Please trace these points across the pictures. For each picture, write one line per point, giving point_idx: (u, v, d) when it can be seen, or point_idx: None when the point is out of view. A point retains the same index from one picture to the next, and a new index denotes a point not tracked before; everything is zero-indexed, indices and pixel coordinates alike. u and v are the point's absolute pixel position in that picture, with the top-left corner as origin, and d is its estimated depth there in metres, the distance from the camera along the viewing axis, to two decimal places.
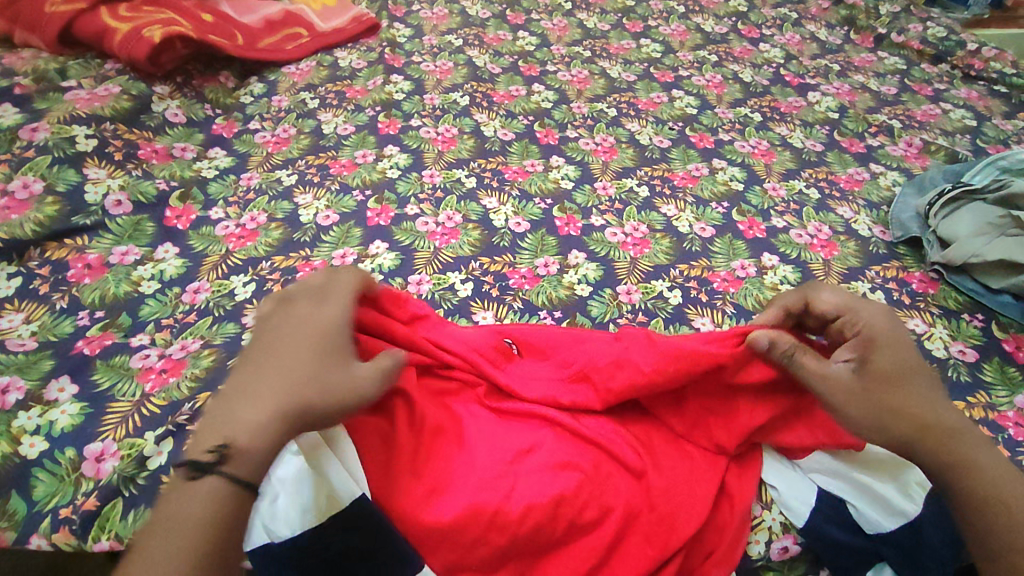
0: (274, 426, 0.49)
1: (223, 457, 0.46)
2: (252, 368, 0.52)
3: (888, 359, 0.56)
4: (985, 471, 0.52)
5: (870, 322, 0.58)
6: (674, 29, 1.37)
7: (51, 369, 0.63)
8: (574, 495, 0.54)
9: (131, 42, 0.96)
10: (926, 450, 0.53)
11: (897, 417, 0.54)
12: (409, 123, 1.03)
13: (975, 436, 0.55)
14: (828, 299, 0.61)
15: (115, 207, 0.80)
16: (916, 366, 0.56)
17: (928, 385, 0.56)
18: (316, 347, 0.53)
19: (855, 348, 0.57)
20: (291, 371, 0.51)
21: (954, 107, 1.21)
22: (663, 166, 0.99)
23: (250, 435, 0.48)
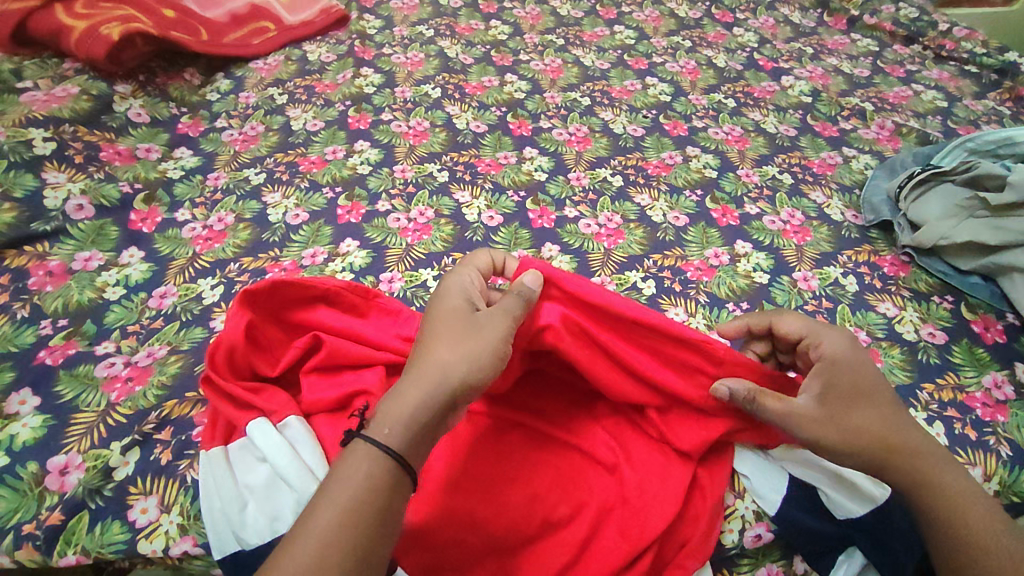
0: (418, 394, 0.48)
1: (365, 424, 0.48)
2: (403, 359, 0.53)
3: (852, 376, 0.56)
4: (948, 491, 0.53)
5: (833, 344, 0.57)
6: (648, 14, 1.36)
7: (13, 381, 0.62)
8: (545, 493, 0.55)
9: (89, 40, 0.93)
10: (893, 468, 0.54)
11: (858, 435, 0.53)
12: (380, 117, 1.01)
13: (937, 454, 0.55)
14: (791, 321, 0.60)
15: (76, 212, 0.78)
16: (877, 378, 0.56)
17: (891, 401, 0.56)
18: (452, 325, 0.52)
19: (823, 368, 0.56)
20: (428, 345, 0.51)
21: (925, 89, 1.22)
22: (637, 156, 0.98)
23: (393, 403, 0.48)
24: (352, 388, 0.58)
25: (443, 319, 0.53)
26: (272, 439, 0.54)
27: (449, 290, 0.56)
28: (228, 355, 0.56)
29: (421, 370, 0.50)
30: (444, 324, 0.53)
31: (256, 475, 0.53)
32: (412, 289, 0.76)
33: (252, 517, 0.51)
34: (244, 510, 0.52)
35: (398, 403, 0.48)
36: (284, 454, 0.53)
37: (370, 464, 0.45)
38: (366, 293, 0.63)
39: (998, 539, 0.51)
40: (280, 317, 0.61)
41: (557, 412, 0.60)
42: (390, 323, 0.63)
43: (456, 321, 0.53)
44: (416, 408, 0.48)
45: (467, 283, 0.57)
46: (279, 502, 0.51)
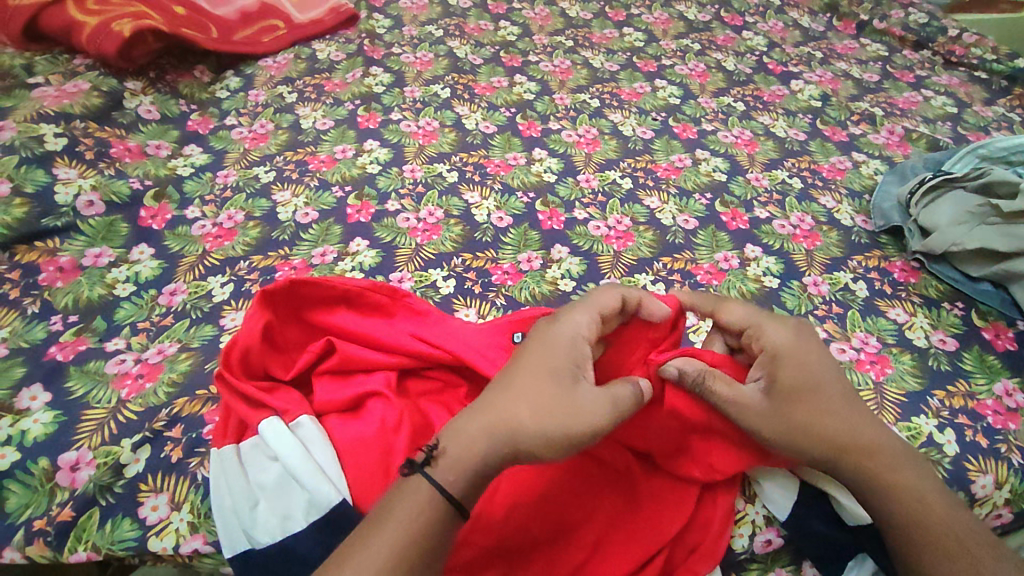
0: (487, 441, 0.49)
1: (430, 459, 0.48)
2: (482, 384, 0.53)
3: (793, 375, 0.55)
4: (894, 485, 0.52)
5: (778, 336, 0.57)
6: (658, 17, 1.36)
7: (23, 377, 0.62)
8: (557, 494, 0.54)
9: (100, 36, 0.93)
10: (841, 468, 0.53)
11: (801, 435, 0.53)
12: (389, 116, 1.01)
13: (895, 451, 0.53)
14: (734, 311, 0.59)
15: (86, 208, 0.78)
16: (824, 373, 0.55)
17: (844, 397, 0.55)
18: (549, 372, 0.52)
19: (764, 365, 0.56)
20: (518, 395, 0.50)
21: (935, 94, 1.22)
22: (646, 158, 0.98)
23: (460, 446, 0.48)
24: (362, 390, 0.58)
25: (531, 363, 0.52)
26: (285, 438, 0.54)
27: (563, 338, 0.54)
28: (243, 353, 0.56)
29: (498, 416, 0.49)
30: (547, 374, 0.51)
31: (268, 474, 0.53)
32: (422, 289, 0.76)
33: (264, 516, 0.51)
34: (256, 508, 0.52)
35: (467, 446, 0.48)
36: (297, 453, 0.53)
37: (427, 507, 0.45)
38: (392, 293, 0.62)
39: (943, 524, 0.50)
40: (303, 317, 0.61)
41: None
42: (412, 324, 0.61)
43: (559, 379, 0.51)
44: (482, 459, 0.48)
45: (582, 333, 0.54)
46: (290, 501, 0.52)
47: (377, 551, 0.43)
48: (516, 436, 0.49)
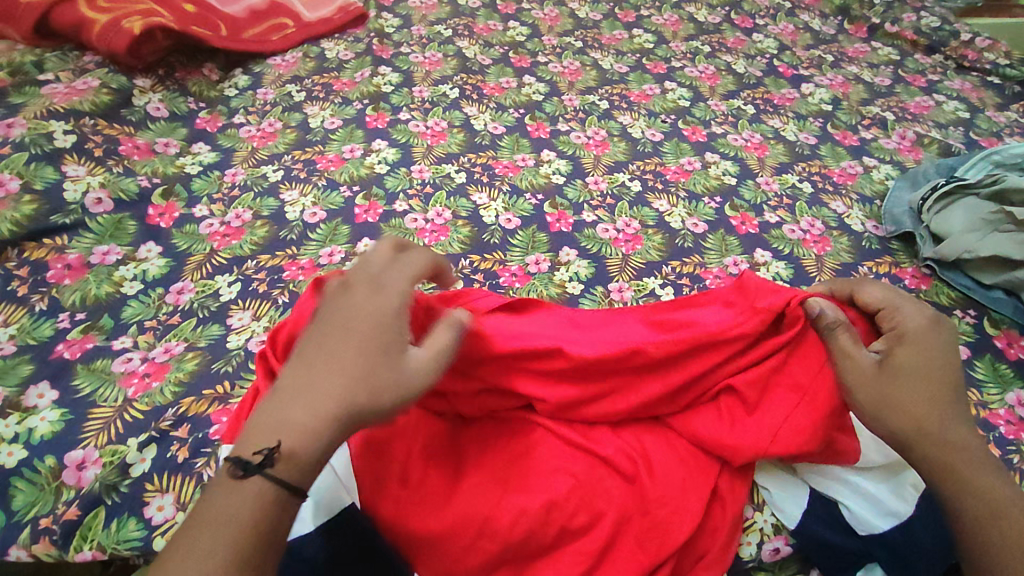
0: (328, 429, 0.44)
1: (270, 458, 0.42)
2: (299, 371, 0.46)
3: (911, 355, 0.55)
4: (987, 491, 0.50)
5: (912, 319, 0.58)
6: (667, 18, 1.35)
7: (30, 374, 0.62)
8: (564, 500, 0.54)
9: (110, 34, 0.93)
10: (922, 451, 0.52)
11: (901, 409, 0.52)
12: (397, 116, 1.01)
13: (981, 454, 0.52)
14: (873, 291, 0.61)
15: (95, 206, 0.78)
16: (945, 366, 0.55)
17: (952, 395, 0.54)
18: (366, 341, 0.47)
19: (888, 340, 0.57)
20: (341, 371, 0.46)
21: (947, 99, 1.21)
22: (655, 161, 0.98)
23: (305, 439, 0.43)
24: None
25: (352, 334, 0.48)
26: None
27: (377, 307, 0.49)
28: (288, 338, 0.57)
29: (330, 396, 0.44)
30: (372, 349, 0.47)
31: None
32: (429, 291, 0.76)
33: None
34: None
35: (310, 440, 0.43)
36: None
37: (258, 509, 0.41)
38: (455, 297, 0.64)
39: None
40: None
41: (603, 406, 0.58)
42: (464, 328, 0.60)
43: (380, 348, 0.47)
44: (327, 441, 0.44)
45: (398, 300, 0.50)
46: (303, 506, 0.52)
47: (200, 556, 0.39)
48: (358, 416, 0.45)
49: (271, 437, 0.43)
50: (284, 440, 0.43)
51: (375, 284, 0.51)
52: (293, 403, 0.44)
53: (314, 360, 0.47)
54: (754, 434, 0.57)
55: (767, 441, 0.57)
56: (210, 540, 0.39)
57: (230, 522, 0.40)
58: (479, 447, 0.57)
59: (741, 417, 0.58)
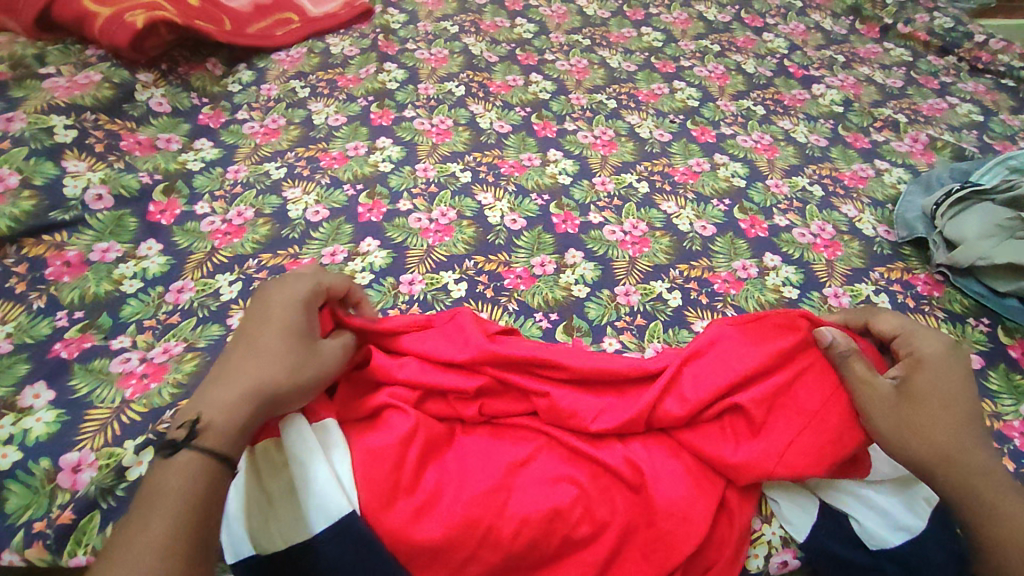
0: (244, 407, 0.50)
1: (193, 434, 0.48)
2: (223, 360, 0.54)
3: (928, 380, 0.57)
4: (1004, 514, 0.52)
5: (926, 345, 0.59)
6: (677, 17, 1.33)
7: (27, 374, 0.61)
8: (569, 509, 0.52)
9: (113, 27, 0.92)
10: (941, 476, 0.53)
11: (917, 435, 0.54)
12: (402, 114, 1.00)
13: (998, 476, 0.54)
14: (888, 319, 0.62)
15: (95, 202, 0.76)
16: (959, 392, 0.57)
17: (969, 417, 0.56)
18: (276, 331, 0.54)
19: (904, 365, 0.58)
20: (254, 358, 0.53)
21: (960, 102, 1.19)
22: (663, 162, 0.96)
23: (223, 416, 0.49)
24: (386, 401, 0.56)
25: (263, 327, 0.55)
26: (300, 444, 0.53)
27: (286, 301, 0.56)
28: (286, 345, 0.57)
29: (246, 380, 0.51)
30: (287, 339, 0.54)
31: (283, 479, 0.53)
32: (432, 292, 0.74)
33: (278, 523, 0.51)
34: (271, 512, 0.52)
35: (229, 414, 0.49)
36: (313, 459, 0.52)
37: (190, 475, 0.46)
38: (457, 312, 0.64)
39: None
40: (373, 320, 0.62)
41: (602, 415, 0.58)
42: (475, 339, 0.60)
43: (288, 338, 0.54)
44: (244, 421, 0.50)
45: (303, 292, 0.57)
46: (300, 511, 0.51)
47: (146, 528, 0.44)
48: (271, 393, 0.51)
49: (192, 413, 0.50)
50: (204, 414, 0.49)
51: (287, 282, 0.58)
52: (213, 385, 0.52)
53: (234, 349, 0.54)
54: (760, 452, 0.55)
55: (774, 461, 0.55)
56: (150, 513, 0.45)
57: (165, 494, 0.45)
58: (477, 452, 0.56)
59: (746, 436, 0.57)
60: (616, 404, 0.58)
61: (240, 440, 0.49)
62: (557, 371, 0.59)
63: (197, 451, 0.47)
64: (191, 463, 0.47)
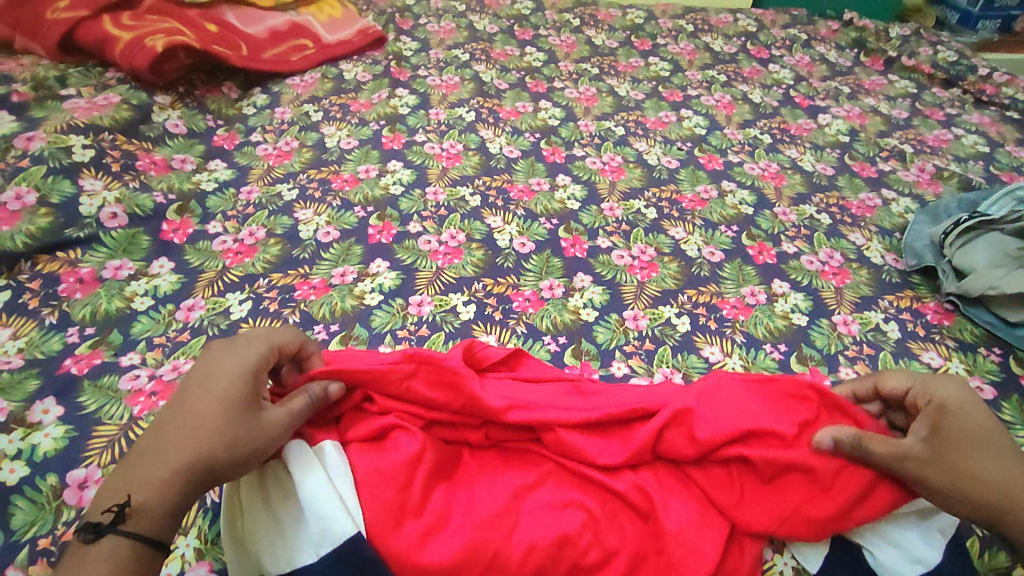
0: (180, 484, 0.46)
1: (120, 516, 0.44)
2: (160, 425, 0.49)
3: (960, 424, 0.54)
4: None
5: (945, 391, 0.56)
6: (683, 47, 1.36)
7: (37, 389, 0.61)
8: (577, 535, 0.52)
9: (133, 51, 0.94)
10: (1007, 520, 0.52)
11: (974, 486, 0.52)
12: (413, 138, 1.01)
13: None
14: (896, 378, 0.60)
15: (109, 220, 0.77)
16: (991, 427, 0.55)
17: (1007, 448, 0.55)
18: (218, 402, 0.50)
19: (929, 416, 0.55)
20: (192, 430, 0.48)
21: (966, 133, 1.20)
22: (671, 188, 0.97)
23: (156, 495, 0.46)
24: (389, 424, 0.56)
25: (204, 394, 0.50)
26: (306, 466, 0.52)
27: (233, 368, 0.52)
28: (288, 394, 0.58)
29: (185, 454, 0.47)
30: (232, 410, 0.50)
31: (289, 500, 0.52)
32: (441, 314, 0.75)
33: (282, 545, 0.50)
34: (276, 534, 0.50)
35: (163, 493, 0.46)
36: (319, 481, 0.51)
37: (123, 561, 0.42)
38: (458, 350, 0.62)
39: None
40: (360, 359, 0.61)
41: (607, 448, 0.57)
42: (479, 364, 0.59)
43: (231, 409, 0.50)
44: (183, 497, 0.46)
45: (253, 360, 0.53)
46: (305, 534, 0.50)
47: None
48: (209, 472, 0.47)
49: (121, 495, 0.45)
50: (133, 494, 0.45)
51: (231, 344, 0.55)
52: (145, 462, 0.47)
53: (170, 418, 0.50)
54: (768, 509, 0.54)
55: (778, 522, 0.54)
56: None
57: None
58: (484, 477, 0.56)
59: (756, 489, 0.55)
60: (618, 439, 0.58)
61: (173, 517, 0.46)
62: (562, 407, 0.58)
63: (125, 535, 0.43)
64: (122, 546, 0.43)
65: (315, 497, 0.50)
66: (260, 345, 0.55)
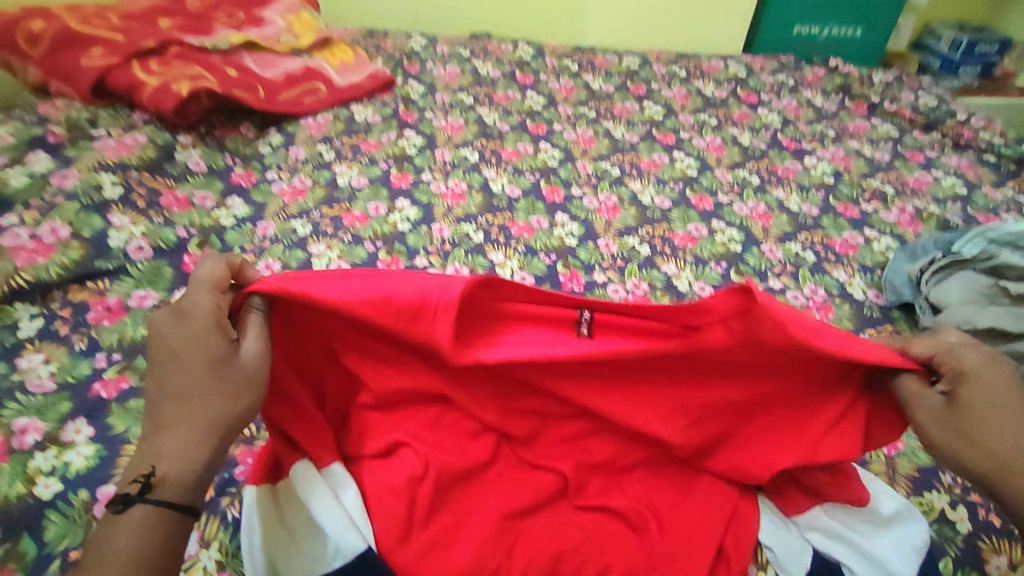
0: (198, 441, 0.48)
1: (146, 488, 0.46)
2: (153, 397, 0.50)
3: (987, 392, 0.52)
4: None
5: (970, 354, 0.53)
6: (676, 92, 1.44)
7: (69, 411, 0.65)
8: (570, 555, 0.56)
9: (160, 95, 1.01)
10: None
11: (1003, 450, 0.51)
12: (420, 177, 1.07)
13: None
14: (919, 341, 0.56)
15: (136, 253, 0.82)
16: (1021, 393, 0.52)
17: None
18: (199, 361, 0.50)
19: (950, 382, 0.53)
20: (188, 394, 0.49)
21: (944, 175, 1.26)
22: (664, 226, 1.02)
23: (177, 462, 0.47)
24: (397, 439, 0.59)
25: (180, 358, 0.50)
26: (312, 487, 0.55)
27: (194, 324, 0.51)
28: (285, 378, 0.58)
29: (194, 416, 0.49)
30: (213, 364, 0.50)
31: (299, 515, 0.55)
32: None
33: (295, 557, 0.53)
34: (290, 547, 0.54)
35: (184, 457, 0.47)
36: (325, 501, 0.54)
37: (158, 528, 0.45)
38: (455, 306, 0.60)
39: None
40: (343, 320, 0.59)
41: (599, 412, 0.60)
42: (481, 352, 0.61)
43: (212, 364, 0.50)
44: (207, 454, 0.48)
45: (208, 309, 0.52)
46: (316, 547, 0.53)
47: None
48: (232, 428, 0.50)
49: (144, 466, 0.47)
50: (157, 465, 0.47)
51: (189, 312, 0.52)
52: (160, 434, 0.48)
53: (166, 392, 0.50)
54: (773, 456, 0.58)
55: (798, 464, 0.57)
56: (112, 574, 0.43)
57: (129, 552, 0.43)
58: (495, 483, 0.60)
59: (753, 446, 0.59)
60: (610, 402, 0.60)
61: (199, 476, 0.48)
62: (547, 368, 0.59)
63: (156, 504, 0.45)
64: (156, 514, 0.45)
65: (323, 513, 0.53)
66: (207, 294, 0.53)
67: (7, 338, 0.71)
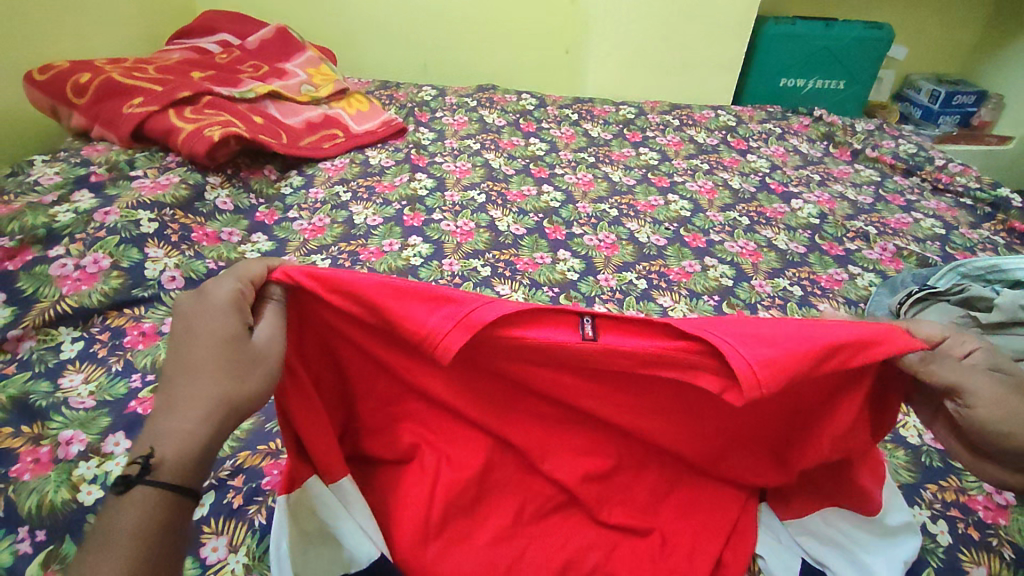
0: (205, 425, 0.46)
1: (144, 469, 0.43)
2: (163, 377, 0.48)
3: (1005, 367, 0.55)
4: None
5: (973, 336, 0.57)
6: (670, 139, 1.53)
7: (108, 425, 0.70)
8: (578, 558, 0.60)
9: (193, 140, 1.09)
10: None
11: None
12: (431, 216, 1.14)
13: None
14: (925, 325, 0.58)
15: (169, 282, 0.88)
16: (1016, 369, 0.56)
17: None
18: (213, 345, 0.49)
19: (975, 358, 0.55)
20: (198, 375, 0.47)
21: (924, 217, 1.34)
22: (659, 263, 1.09)
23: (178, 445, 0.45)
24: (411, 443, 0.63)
25: (198, 342, 0.49)
26: (328, 503, 0.56)
27: (218, 306, 0.51)
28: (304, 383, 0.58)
29: (203, 396, 0.47)
30: (228, 350, 0.49)
31: (311, 523, 0.56)
32: None
33: (313, 561, 0.55)
34: (306, 551, 0.55)
35: (188, 438, 0.45)
36: (342, 514, 0.56)
37: (153, 515, 0.43)
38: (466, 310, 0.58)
39: None
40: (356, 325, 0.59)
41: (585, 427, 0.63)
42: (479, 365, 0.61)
43: (228, 349, 0.49)
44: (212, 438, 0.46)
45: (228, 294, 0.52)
46: (334, 554, 0.55)
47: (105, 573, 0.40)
48: (239, 410, 0.48)
49: (145, 446, 0.45)
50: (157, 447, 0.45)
51: (210, 294, 0.53)
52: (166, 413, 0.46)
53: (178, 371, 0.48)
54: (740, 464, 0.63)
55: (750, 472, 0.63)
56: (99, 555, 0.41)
57: (121, 534, 0.41)
58: (498, 490, 0.63)
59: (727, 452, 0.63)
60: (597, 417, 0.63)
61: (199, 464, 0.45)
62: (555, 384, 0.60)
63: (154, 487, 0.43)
64: (152, 500, 0.43)
65: (341, 526, 0.55)
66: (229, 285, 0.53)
67: (51, 359, 0.76)
